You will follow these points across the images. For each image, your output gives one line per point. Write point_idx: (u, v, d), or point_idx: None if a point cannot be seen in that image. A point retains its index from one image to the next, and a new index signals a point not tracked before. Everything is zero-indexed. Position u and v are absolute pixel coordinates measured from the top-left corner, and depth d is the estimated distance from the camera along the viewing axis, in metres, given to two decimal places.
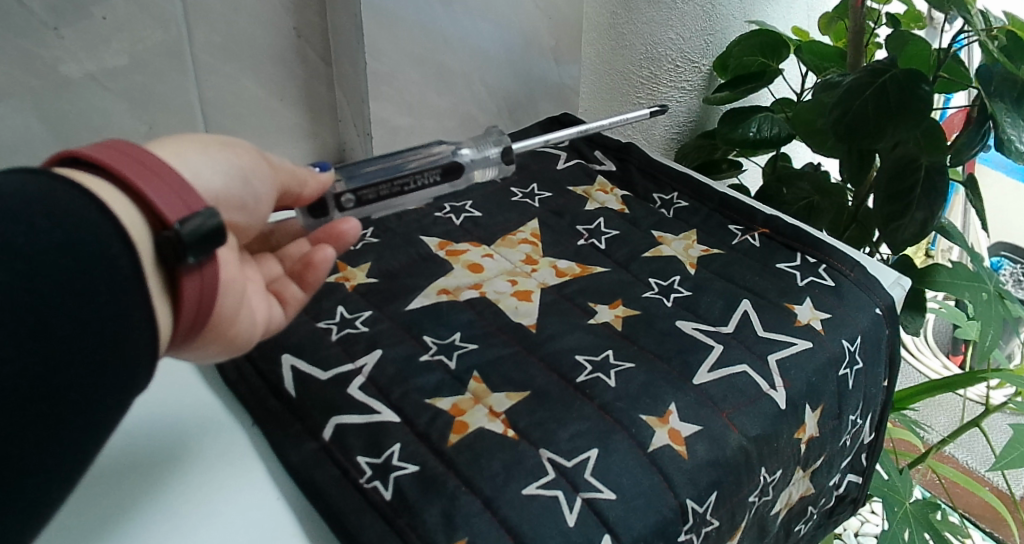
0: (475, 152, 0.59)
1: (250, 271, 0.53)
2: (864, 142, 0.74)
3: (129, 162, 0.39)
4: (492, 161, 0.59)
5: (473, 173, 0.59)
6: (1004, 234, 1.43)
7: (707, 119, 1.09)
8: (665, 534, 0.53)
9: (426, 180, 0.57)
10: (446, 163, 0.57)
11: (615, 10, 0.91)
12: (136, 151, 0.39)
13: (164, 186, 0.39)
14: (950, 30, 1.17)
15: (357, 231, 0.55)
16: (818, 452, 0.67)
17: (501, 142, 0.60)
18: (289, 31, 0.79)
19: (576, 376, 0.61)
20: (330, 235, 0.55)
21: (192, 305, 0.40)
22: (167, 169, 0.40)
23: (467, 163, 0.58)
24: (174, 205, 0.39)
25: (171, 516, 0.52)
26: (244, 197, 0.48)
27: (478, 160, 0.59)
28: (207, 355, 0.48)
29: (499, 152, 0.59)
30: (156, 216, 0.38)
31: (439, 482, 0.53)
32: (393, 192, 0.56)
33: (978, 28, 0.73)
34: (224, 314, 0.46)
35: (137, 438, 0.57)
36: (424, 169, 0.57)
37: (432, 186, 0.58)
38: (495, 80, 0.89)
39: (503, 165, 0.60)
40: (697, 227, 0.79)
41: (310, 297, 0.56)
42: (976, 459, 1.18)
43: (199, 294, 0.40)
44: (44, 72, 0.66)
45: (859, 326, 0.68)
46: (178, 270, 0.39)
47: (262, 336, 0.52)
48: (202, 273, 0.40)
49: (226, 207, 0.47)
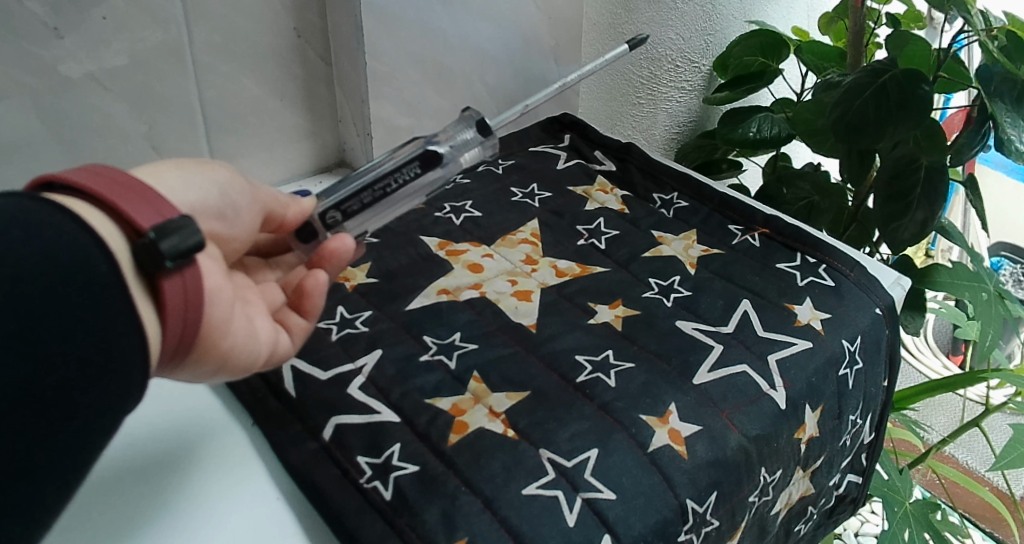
0: (451, 138, 0.57)
1: (252, 298, 0.52)
2: (864, 142, 0.75)
3: (101, 180, 0.38)
4: (472, 142, 0.58)
5: (459, 160, 0.58)
6: (1004, 234, 1.43)
7: (707, 119, 1.09)
8: (665, 534, 0.53)
9: (407, 175, 0.56)
10: (423, 153, 0.56)
11: (615, 10, 0.90)
12: (107, 170, 0.39)
13: (138, 200, 0.38)
14: (950, 30, 1.18)
15: (348, 246, 0.54)
16: (818, 452, 0.67)
17: (476, 122, 0.58)
18: (290, 31, 0.79)
19: (576, 376, 0.61)
20: (321, 255, 0.53)
21: (180, 315, 0.39)
22: (140, 184, 0.39)
23: (446, 150, 0.57)
24: (147, 212, 0.38)
25: (171, 516, 0.52)
26: (222, 207, 0.48)
27: (456, 146, 0.57)
28: (203, 375, 0.46)
29: (476, 131, 0.58)
30: (131, 226, 0.38)
31: (438, 482, 0.53)
32: (376, 198, 0.56)
33: (978, 27, 0.73)
34: (214, 325, 0.44)
35: (136, 439, 0.57)
36: (401, 166, 0.56)
37: (415, 179, 0.56)
38: (495, 80, 0.89)
39: (485, 141, 0.59)
40: (697, 227, 0.79)
41: (315, 324, 0.54)
42: (977, 460, 1.18)
43: (184, 299, 0.39)
44: (44, 72, 0.66)
45: (858, 325, 0.68)
46: (158, 276, 0.38)
47: (268, 360, 0.51)
48: (184, 279, 0.39)
49: (204, 217, 0.47)
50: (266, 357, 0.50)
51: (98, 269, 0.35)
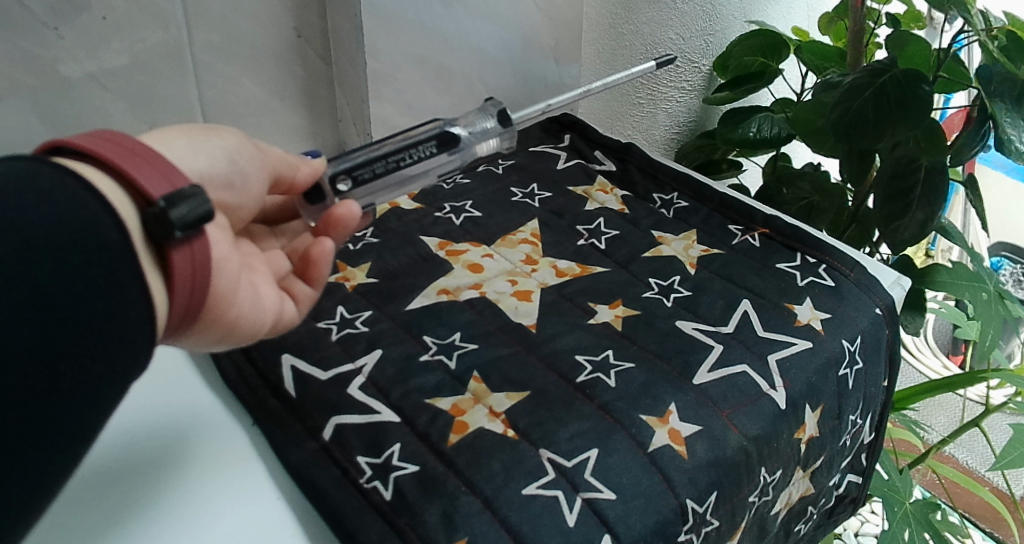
0: (472, 124, 0.58)
1: (259, 266, 0.52)
2: (864, 142, 0.74)
3: (114, 147, 0.38)
4: (491, 132, 0.59)
5: (475, 147, 0.58)
6: (1004, 234, 1.43)
7: (707, 120, 1.09)
8: (665, 535, 0.53)
9: (423, 153, 0.56)
10: (441, 134, 0.57)
11: (615, 10, 0.91)
12: (119, 138, 0.39)
13: (148, 167, 0.38)
14: (950, 30, 1.18)
15: (355, 214, 0.53)
16: (817, 452, 0.67)
17: (497, 112, 0.59)
18: (290, 31, 0.79)
19: (576, 376, 0.61)
20: (327, 223, 0.52)
21: (186, 281, 0.39)
22: (151, 152, 0.39)
23: (465, 134, 0.57)
24: (156, 180, 0.38)
25: (169, 517, 0.51)
26: (230, 176, 0.48)
27: (476, 134, 0.58)
28: (209, 343, 0.46)
29: (497, 121, 0.59)
30: (140, 194, 0.38)
31: (439, 482, 0.53)
32: (389, 169, 0.55)
33: (978, 27, 0.73)
34: (221, 294, 0.44)
35: (135, 437, 0.57)
36: (419, 143, 0.56)
37: (429, 159, 0.56)
38: (495, 80, 0.89)
39: (504, 132, 0.60)
40: (696, 227, 0.79)
41: (320, 293, 0.55)
42: (977, 460, 1.18)
43: (191, 268, 0.39)
44: (45, 73, 0.66)
45: (858, 325, 0.68)
46: (166, 245, 0.38)
47: (272, 328, 0.51)
48: (191, 247, 0.39)
49: (212, 186, 0.47)
50: (271, 325, 0.50)
51: (109, 262, 0.35)
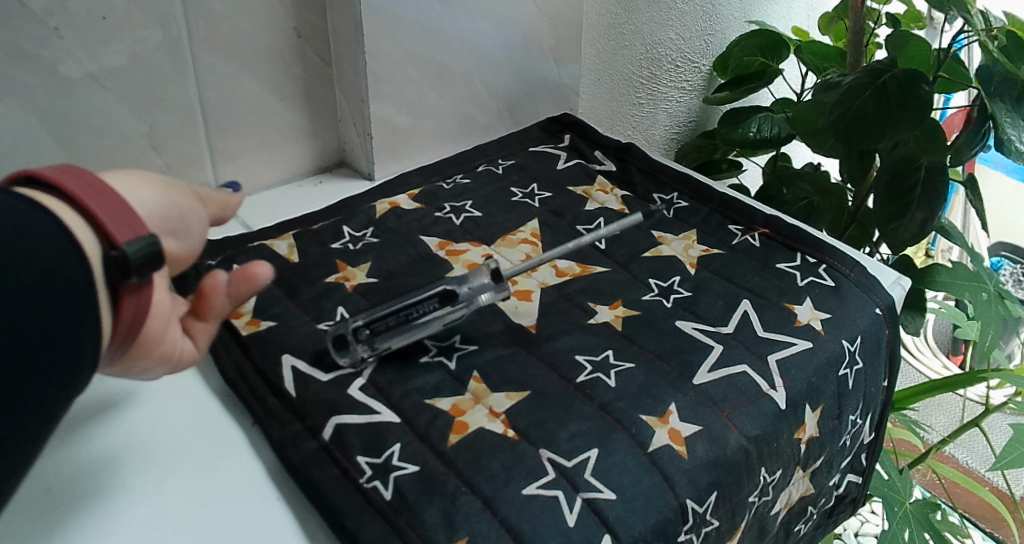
0: (473, 281, 0.64)
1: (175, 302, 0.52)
2: (865, 143, 0.74)
3: (85, 186, 0.40)
4: (490, 285, 0.64)
5: (475, 298, 0.64)
6: (1004, 234, 1.43)
7: (707, 120, 1.10)
8: (665, 535, 0.53)
9: (427, 308, 0.62)
10: (444, 291, 0.62)
11: (616, 10, 0.92)
12: (88, 175, 0.41)
13: (113, 209, 0.40)
14: (950, 30, 1.18)
15: (269, 275, 0.53)
16: (818, 452, 0.67)
17: (495, 270, 0.64)
18: (290, 31, 0.79)
19: (577, 376, 0.61)
20: (242, 276, 0.52)
21: (130, 318, 0.42)
22: (115, 192, 0.41)
23: (466, 289, 0.63)
24: (122, 224, 0.40)
25: (169, 519, 0.52)
26: (180, 225, 0.47)
27: (476, 288, 0.64)
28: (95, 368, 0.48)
29: (495, 279, 0.64)
30: (104, 235, 0.40)
31: (439, 482, 0.53)
32: (396, 324, 0.61)
33: (979, 27, 0.73)
34: (151, 334, 0.48)
35: (135, 440, 0.57)
36: (423, 300, 0.62)
37: (433, 314, 0.62)
38: (495, 80, 0.89)
39: (501, 287, 0.64)
40: (697, 227, 0.79)
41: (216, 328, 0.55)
42: (977, 459, 1.18)
43: (137, 307, 0.42)
44: (45, 72, 0.66)
45: (859, 325, 0.68)
46: (121, 287, 0.41)
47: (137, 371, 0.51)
48: (140, 292, 0.42)
49: (165, 233, 0.46)
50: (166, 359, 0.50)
51: None
